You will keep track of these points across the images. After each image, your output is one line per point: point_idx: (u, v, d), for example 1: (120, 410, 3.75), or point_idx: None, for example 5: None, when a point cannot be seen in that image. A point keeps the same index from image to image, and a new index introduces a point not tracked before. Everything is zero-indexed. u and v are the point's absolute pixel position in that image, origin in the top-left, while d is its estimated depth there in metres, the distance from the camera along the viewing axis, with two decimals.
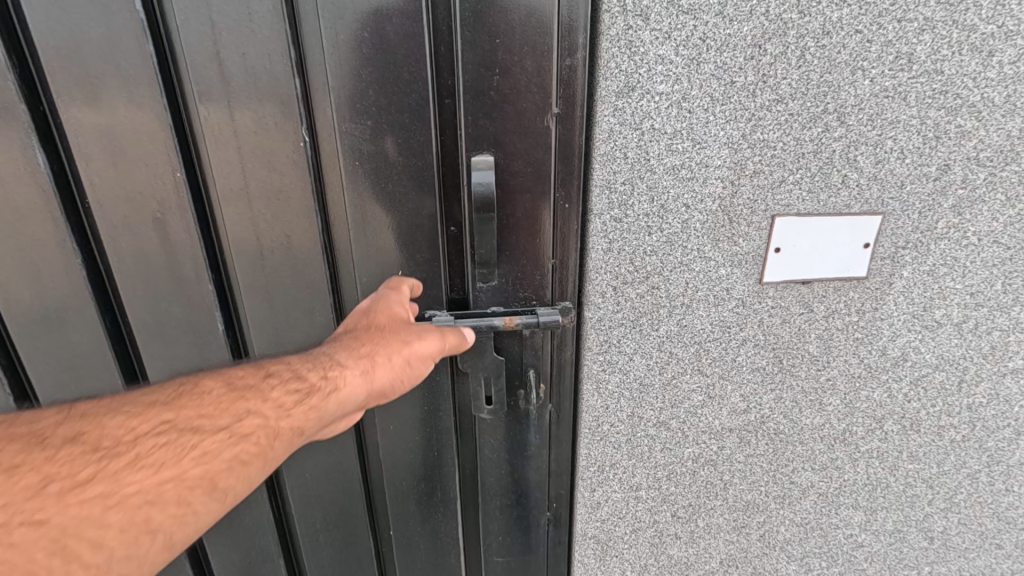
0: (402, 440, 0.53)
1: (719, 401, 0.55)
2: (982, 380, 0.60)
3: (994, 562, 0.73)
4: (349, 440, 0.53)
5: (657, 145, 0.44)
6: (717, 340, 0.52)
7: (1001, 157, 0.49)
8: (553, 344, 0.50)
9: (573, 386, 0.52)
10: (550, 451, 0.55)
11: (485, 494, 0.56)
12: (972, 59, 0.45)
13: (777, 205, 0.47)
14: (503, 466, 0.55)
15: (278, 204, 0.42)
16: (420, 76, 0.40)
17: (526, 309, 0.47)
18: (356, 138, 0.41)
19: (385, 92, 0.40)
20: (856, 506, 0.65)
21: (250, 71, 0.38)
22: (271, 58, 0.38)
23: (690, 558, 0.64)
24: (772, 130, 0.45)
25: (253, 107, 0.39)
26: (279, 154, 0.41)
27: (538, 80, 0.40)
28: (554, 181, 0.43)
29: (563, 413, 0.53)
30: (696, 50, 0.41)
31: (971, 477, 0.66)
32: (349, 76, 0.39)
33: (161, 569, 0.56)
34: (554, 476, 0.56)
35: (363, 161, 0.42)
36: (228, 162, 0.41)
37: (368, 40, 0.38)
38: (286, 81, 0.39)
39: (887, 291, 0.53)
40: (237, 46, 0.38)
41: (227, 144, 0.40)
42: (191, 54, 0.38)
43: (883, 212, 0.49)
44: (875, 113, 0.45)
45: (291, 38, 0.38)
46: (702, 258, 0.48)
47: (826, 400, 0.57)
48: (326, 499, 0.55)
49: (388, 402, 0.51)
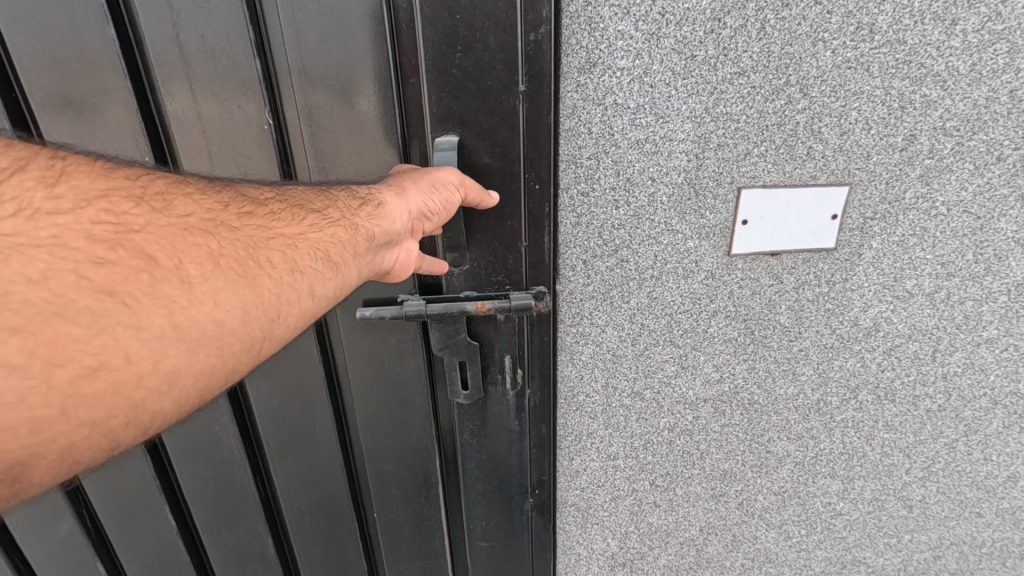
0: (381, 425, 0.55)
1: (693, 371, 0.56)
2: (957, 349, 0.60)
3: (975, 531, 0.74)
4: (328, 422, 0.55)
5: (620, 120, 0.45)
6: (688, 312, 0.53)
7: (967, 126, 0.49)
8: (528, 329, 0.51)
9: (552, 372, 0.54)
10: (531, 436, 0.56)
11: (467, 479, 0.58)
12: (935, 28, 0.45)
13: (742, 177, 0.48)
14: (483, 451, 0.56)
15: None
16: (380, 54, 0.41)
17: (499, 294, 0.48)
18: (319, 119, 0.43)
19: (345, 71, 0.41)
20: (833, 475, 0.66)
21: (210, 52, 0.40)
22: (230, 40, 0.40)
23: (670, 526, 0.66)
24: (735, 103, 0.45)
25: (216, 90, 0.41)
26: (243, 137, 0.43)
27: (502, 56, 0.41)
28: (523, 161, 0.44)
29: (542, 398, 0.54)
30: (655, 25, 0.42)
31: (948, 447, 0.67)
32: (308, 55, 0.41)
33: (156, 543, 0.59)
34: (536, 461, 0.58)
35: (329, 140, 0.43)
36: (195, 147, 0.43)
37: (325, 19, 0.40)
38: (247, 62, 0.40)
39: (857, 262, 0.54)
40: (196, 28, 0.39)
41: (193, 129, 0.42)
42: (153, 39, 0.39)
43: (851, 182, 0.50)
44: (838, 85, 0.46)
45: (250, 19, 0.39)
46: (670, 230, 0.49)
47: (800, 370, 0.59)
48: (311, 478, 0.57)
49: (365, 387, 0.53)
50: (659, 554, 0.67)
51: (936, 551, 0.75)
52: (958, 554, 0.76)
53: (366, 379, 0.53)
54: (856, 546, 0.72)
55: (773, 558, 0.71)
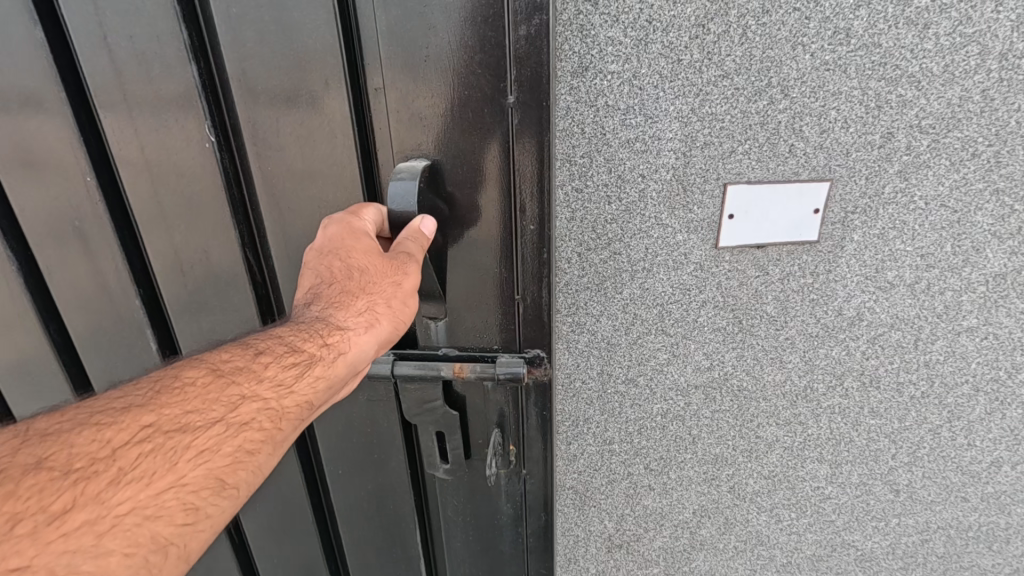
0: (351, 480, 0.59)
1: (684, 358, 0.59)
2: (939, 338, 0.63)
3: (961, 515, 0.77)
4: (293, 469, 0.59)
5: (611, 120, 0.48)
6: (678, 302, 0.56)
7: (943, 124, 0.52)
8: (514, 405, 0.52)
9: (543, 455, 0.54)
10: (524, 522, 0.58)
11: (449, 549, 0.62)
12: (909, 32, 0.48)
13: (728, 174, 0.51)
14: (466, 522, 0.59)
15: (186, 203, 0.47)
16: (327, 65, 0.40)
17: (483, 356, 0.50)
18: (261, 134, 0.44)
19: (288, 84, 0.42)
20: (822, 460, 0.69)
21: (140, 56, 0.42)
22: (161, 43, 0.41)
23: (665, 508, 0.69)
24: (720, 104, 0.48)
25: (151, 97, 0.43)
26: (183, 149, 0.45)
27: (487, 61, 0.39)
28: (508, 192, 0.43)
29: (531, 482, 0.55)
30: (643, 31, 0.45)
31: (933, 432, 0.69)
32: (245, 65, 0.42)
33: None
34: (528, 543, 0.59)
35: (273, 157, 0.45)
36: (132, 154, 0.46)
37: (263, 26, 0.40)
38: (182, 69, 0.42)
39: (839, 254, 0.57)
40: (126, 31, 0.41)
41: (129, 134, 0.45)
42: (82, 41, 0.42)
43: (831, 178, 0.53)
44: (817, 86, 0.49)
45: (183, 26, 0.41)
46: (660, 224, 0.52)
47: (786, 358, 0.61)
48: (274, 516, 0.62)
49: (334, 441, 0.57)
50: (655, 536, 0.70)
51: (924, 535, 0.78)
52: (946, 538, 0.79)
53: (336, 434, 0.57)
54: (845, 529, 0.75)
55: (764, 541, 0.74)
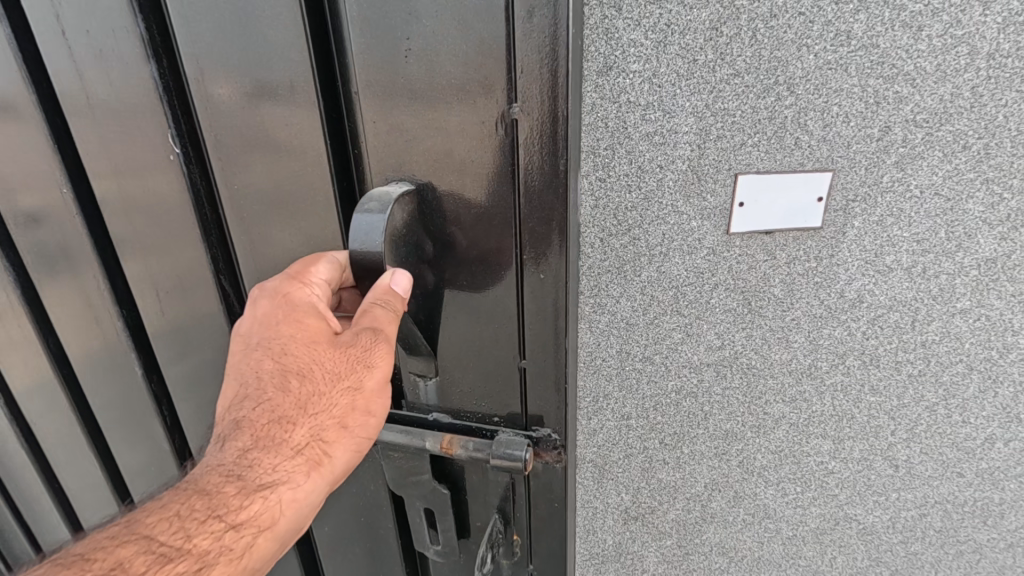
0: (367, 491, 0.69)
1: (697, 338, 0.64)
2: (934, 319, 0.67)
3: (957, 490, 0.81)
4: None
5: (632, 115, 0.52)
6: (693, 285, 0.61)
7: (936, 119, 0.56)
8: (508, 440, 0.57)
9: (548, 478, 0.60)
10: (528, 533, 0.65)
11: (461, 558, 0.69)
12: (904, 34, 0.52)
13: (738, 165, 0.56)
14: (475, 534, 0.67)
15: (231, 191, 0.56)
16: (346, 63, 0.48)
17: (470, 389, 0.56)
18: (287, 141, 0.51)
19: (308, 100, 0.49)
20: (825, 435, 0.73)
21: (190, 69, 0.51)
22: (205, 57, 0.50)
23: (678, 481, 0.73)
24: (732, 100, 0.53)
25: (202, 102, 0.52)
26: (227, 148, 0.54)
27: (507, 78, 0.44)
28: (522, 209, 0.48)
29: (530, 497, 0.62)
30: (662, 34, 0.50)
31: (930, 410, 0.74)
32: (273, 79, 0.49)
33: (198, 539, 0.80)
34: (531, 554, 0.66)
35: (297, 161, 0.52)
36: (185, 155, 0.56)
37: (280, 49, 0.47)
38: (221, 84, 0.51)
39: (841, 239, 0.61)
40: (178, 46, 0.51)
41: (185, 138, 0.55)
42: (141, 65, 0.52)
43: (833, 168, 0.57)
44: (821, 83, 0.53)
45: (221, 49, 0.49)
46: (676, 212, 0.57)
47: (792, 337, 0.66)
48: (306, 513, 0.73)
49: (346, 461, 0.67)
50: (668, 508, 0.75)
51: (922, 509, 0.82)
52: (943, 512, 0.83)
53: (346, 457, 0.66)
54: (848, 503, 0.79)
55: (771, 514, 0.78)
